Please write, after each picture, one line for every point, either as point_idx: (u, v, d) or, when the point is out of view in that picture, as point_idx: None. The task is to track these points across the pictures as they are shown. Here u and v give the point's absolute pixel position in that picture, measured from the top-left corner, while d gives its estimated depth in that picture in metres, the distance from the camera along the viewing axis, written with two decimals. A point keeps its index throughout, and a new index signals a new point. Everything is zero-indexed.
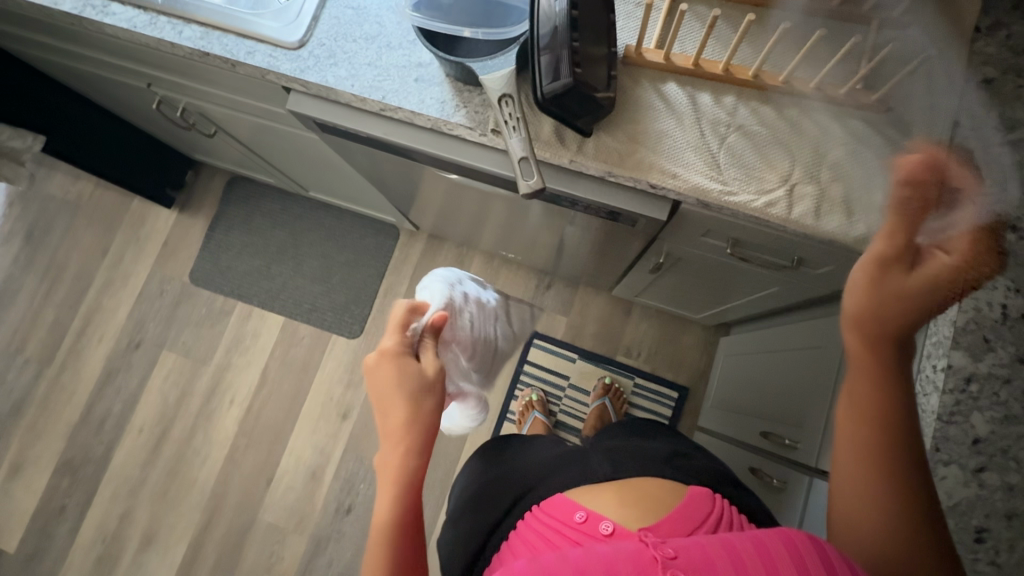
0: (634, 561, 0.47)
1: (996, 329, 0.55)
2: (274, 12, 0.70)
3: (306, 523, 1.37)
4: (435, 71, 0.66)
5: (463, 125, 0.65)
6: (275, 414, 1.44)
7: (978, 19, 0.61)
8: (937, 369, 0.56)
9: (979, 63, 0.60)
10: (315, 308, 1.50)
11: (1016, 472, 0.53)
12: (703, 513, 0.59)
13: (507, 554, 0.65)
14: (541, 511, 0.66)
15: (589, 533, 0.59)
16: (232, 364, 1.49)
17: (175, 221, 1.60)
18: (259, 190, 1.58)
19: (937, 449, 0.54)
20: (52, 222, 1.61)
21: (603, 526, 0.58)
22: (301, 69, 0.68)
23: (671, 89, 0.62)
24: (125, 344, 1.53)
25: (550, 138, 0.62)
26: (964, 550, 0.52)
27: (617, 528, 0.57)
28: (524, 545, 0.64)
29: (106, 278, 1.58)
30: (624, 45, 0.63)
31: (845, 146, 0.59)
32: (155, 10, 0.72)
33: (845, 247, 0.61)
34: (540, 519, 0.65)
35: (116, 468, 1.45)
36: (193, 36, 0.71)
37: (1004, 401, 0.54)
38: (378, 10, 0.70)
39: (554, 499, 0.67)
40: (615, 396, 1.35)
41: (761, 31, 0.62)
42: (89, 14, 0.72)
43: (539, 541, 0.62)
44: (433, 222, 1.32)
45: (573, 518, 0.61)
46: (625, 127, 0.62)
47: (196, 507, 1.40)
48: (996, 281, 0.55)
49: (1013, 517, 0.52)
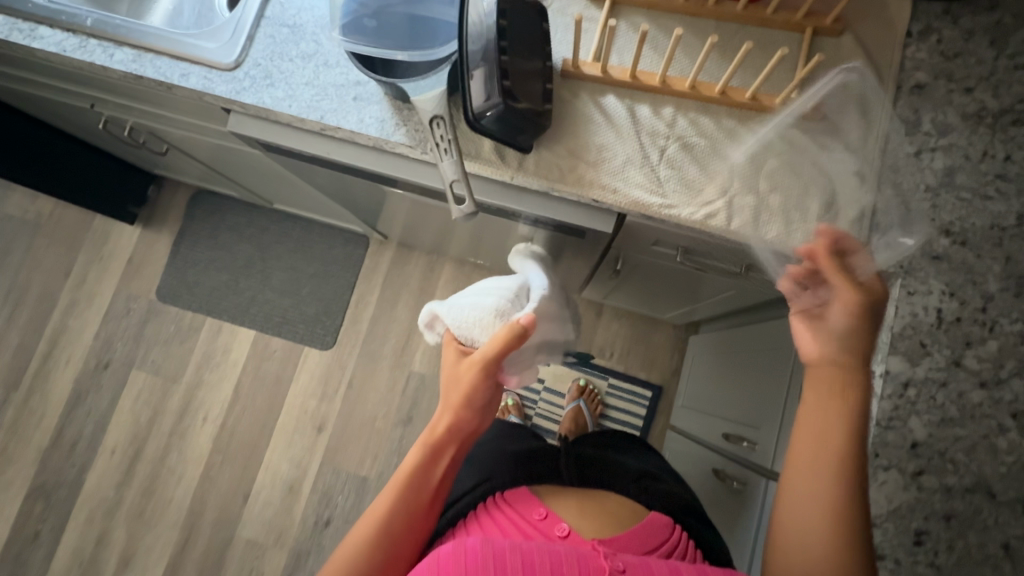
0: (583, 560, 0.50)
1: (931, 334, 0.56)
2: (211, 31, 0.68)
3: (285, 537, 1.36)
4: (374, 90, 0.65)
5: (404, 144, 0.63)
6: (250, 429, 1.43)
7: (909, 24, 0.62)
8: (876, 375, 0.57)
9: (911, 69, 0.61)
10: (286, 321, 1.48)
11: (953, 474, 0.54)
12: (659, 540, 0.61)
13: (459, 528, 0.64)
14: (502, 498, 0.66)
15: (544, 532, 0.59)
16: (204, 381, 1.47)
17: (139, 237, 1.57)
18: (224, 203, 1.56)
19: (876, 455, 0.55)
20: (12, 243, 1.57)
21: (559, 528, 0.59)
22: (237, 90, 0.67)
23: (610, 101, 0.62)
24: (94, 364, 1.51)
25: (490, 155, 0.62)
26: (904, 553, 0.53)
27: (572, 534, 0.58)
28: (478, 525, 0.62)
29: (70, 298, 1.54)
30: (561, 58, 0.62)
31: (781, 155, 0.60)
32: (85, 33, 0.70)
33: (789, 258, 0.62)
34: (498, 507, 0.65)
35: (90, 491, 1.43)
36: (125, 59, 0.69)
37: (941, 404, 0.55)
38: (314, 28, 0.68)
39: (518, 491, 0.66)
40: (590, 398, 1.35)
41: (695, 41, 0.62)
42: (17, 39, 0.70)
43: (493, 525, 0.62)
44: (400, 231, 1.30)
45: (533, 514, 0.61)
46: (565, 142, 0.62)
47: (173, 527, 1.39)
48: (930, 285, 0.57)
49: (950, 519, 0.53)
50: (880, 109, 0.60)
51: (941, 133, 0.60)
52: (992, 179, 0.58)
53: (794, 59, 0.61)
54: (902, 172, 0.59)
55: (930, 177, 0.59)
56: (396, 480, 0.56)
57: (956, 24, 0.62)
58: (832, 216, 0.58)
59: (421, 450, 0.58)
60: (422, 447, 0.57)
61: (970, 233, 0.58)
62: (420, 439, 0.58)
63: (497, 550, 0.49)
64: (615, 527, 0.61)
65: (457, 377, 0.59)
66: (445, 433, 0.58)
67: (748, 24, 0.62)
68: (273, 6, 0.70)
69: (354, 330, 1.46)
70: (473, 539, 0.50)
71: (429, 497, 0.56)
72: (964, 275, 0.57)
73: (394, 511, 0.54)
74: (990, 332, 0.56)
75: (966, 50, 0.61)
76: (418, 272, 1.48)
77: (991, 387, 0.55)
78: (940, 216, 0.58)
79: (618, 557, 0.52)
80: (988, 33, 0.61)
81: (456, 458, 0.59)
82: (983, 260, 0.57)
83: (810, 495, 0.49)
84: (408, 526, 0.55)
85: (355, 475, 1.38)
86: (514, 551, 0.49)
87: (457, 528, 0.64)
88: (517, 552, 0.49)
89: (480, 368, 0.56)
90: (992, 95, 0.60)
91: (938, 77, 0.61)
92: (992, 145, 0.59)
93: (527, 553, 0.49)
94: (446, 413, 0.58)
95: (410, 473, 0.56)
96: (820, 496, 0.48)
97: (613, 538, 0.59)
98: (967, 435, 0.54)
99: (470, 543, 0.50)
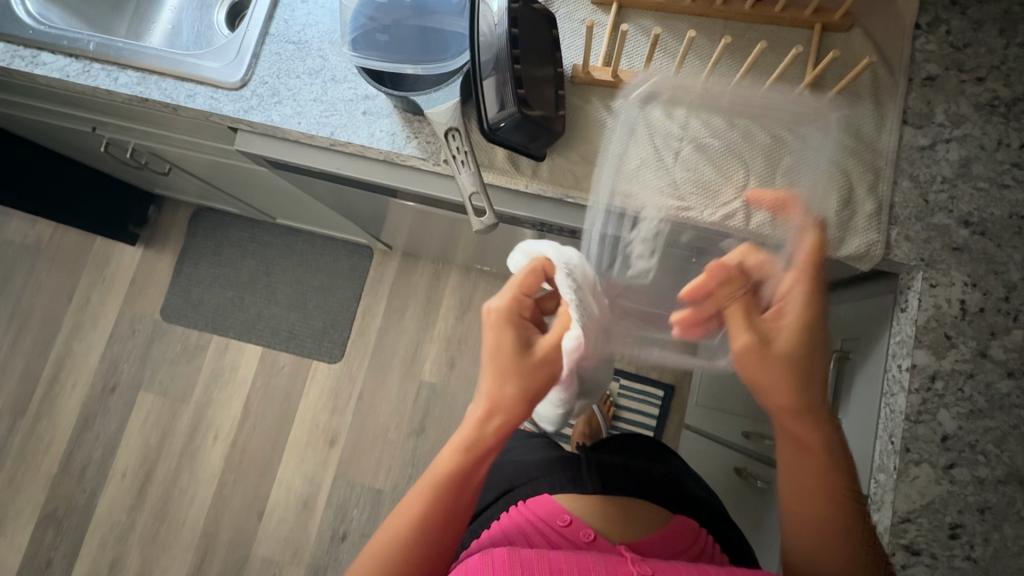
0: (611, 565, 0.51)
1: (956, 326, 0.56)
2: (214, 50, 0.67)
3: (301, 554, 1.35)
4: (383, 103, 0.64)
5: (416, 156, 0.63)
6: (261, 446, 1.42)
7: (918, 16, 0.62)
8: (902, 368, 0.57)
9: (922, 61, 0.61)
10: (292, 335, 1.47)
11: (985, 465, 0.54)
12: (684, 543, 0.64)
13: (483, 541, 0.64)
14: (526, 506, 0.66)
15: (569, 537, 0.60)
16: (213, 401, 1.46)
17: (140, 258, 1.55)
18: (225, 219, 1.54)
19: (907, 449, 0.55)
20: (13, 269, 1.56)
21: (584, 532, 0.60)
22: (245, 110, 0.66)
23: (621, 106, 0.61)
24: (100, 387, 1.49)
25: (504, 165, 0.62)
26: (939, 547, 0.54)
27: (598, 538, 0.59)
28: (502, 535, 0.63)
29: (73, 322, 1.53)
30: (571, 64, 0.61)
31: None
32: (88, 58, 0.69)
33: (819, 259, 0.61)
34: (522, 514, 0.65)
35: (102, 516, 1.41)
36: (130, 82, 0.68)
37: (969, 395, 0.55)
38: (320, 44, 0.68)
39: (539, 498, 0.67)
40: (603, 401, 1.31)
41: (707, 43, 0.62)
42: (20, 66, 0.70)
43: (516, 533, 0.62)
44: (406, 241, 1.30)
45: (555, 521, 0.62)
46: (579, 148, 0.61)
47: (188, 548, 1.38)
48: (953, 276, 0.57)
49: (985, 512, 0.53)
50: (893, 102, 0.60)
51: (955, 125, 0.59)
52: (1009, 168, 0.58)
53: (805, 56, 0.61)
54: (917, 165, 0.59)
55: (947, 169, 0.59)
56: (435, 475, 0.55)
57: (964, 14, 0.62)
58: (850, 211, 0.58)
59: (462, 451, 0.55)
60: (462, 449, 0.55)
61: (989, 223, 0.58)
62: (461, 435, 0.56)
63: (526, 559, 0.50)
64: (640, 531, 0.63)
65: (502, 351, 0.53)
66: (490, 430, 0.55)
67: (757, 22, 0.62)
68: (277, 23, 0.69)
69: (362, 342, 1.46)
70: (501, 550, 0.51)
71: (468, 497, 0.55)
72: (985, 266, 0.57)
73: (431, 508, 0.53)
74: (1015, 322, 0.56)
75: (976, 40, 0.61)
76: (424, 281, 1.47)
77: (1018, 376, 0.55)
78: (958, 207, 0.58)
79: (645, 562, 0.52)
80: (997, 22, 0.61)
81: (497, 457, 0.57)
82: (1003, 250, 0.57)
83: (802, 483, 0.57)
84: (446, 525, 0.54)
85: (369, 488, 1.37)
86: (542, 561, 0.50)
87: (483, 533, 0.66)
88: (545, 560, 0.50)
89: (517, 345, 0.53)
90: (1004, 84, 0.60)
91: (949, 68, 0.61)
92: (1007, 134, 0.59)
93: (555, 562, 0.50)
94: (493, 413, 0.54)
95: (452, 472, 0.55)
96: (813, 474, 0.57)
97: (639, 542, 0.61)
98: (997, 426, 0.55)
99: (500, 555, 0.51)
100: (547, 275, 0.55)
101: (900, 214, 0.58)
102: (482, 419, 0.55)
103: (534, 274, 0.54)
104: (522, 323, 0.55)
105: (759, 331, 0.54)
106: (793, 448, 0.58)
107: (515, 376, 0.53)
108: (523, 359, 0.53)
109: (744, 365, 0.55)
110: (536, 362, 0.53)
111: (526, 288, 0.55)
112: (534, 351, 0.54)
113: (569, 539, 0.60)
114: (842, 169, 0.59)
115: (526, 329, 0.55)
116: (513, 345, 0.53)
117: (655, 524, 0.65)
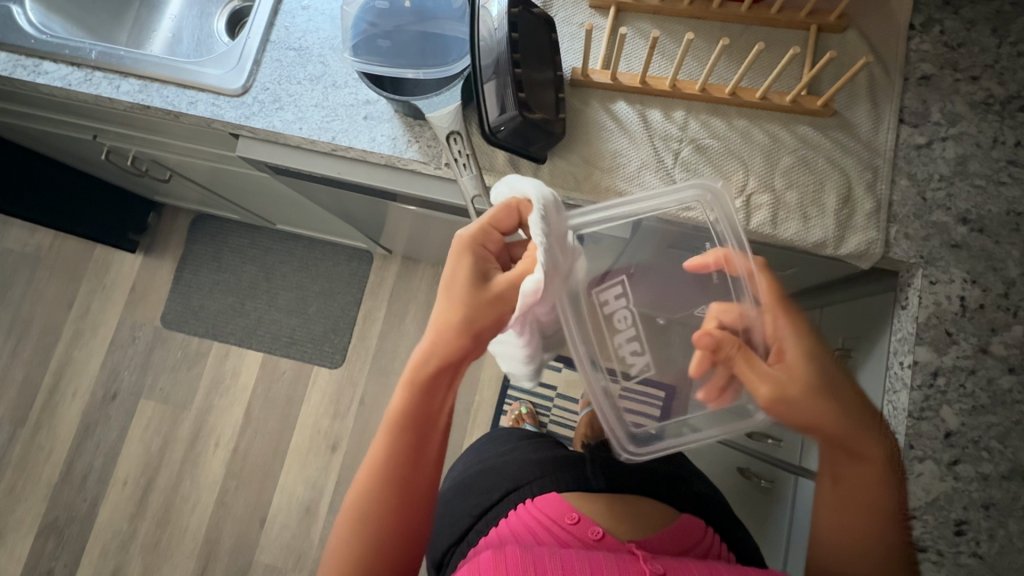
0: (621, 563, 0.51)
1: (957, 322, 0.57)
2: (215, 57, 0.68)
3: (304, 560, 1.34)
4: (384, 108, 0.65)
5: (417, 160, 0.63)
6: (263, 452, 1.41)
7: (912, 17, 0.62)
8: (904, 366, 0.57)
9: (917, 61, 0.62)
10: (293, 340, 1.47)
11: (988, 461, 0.54)
12: (692, 540, 0.64)
13: (492, 539, 0.65)
14: (533, 504, 0.66)
15: (578, 536, 0.61)
16: (214, 407, 1.45)
17: (141, 265, 1.56)
18: (225, 225, 1.55)
19: (911, 446, 0.55)
20: (13, 278, 1.56)
21: (593, 531, 0.61)
22: (246, 116, 0.67)
23: (621, 108, 0.62)
24: (101, 395, 1.49)
25: (504, 167, 0.62)
26: (945, 544, 0.54)
27: (607, 536, 0.60)
28: (510, 532, 0.64)
29: (74, 330, 1.53)
30: (570, 67, 0.62)
31: (795, 152, 0.60)
32: (90, 66, 0.69)
33: (819, 258, 0.62)
34: (530, 512, 0.66)
35: (103, 524, 1.41)
36: (132, 90, 0.69)
37: (971, 392, 0.56)
38: (320, 50, 0.68)
39: (548, 495, 0.67)
40: None
41: (705, 45, 0.63)
42: (21, 75, 0.70)
43: (525, 531, 0.63)
44: (405, 245, 1.30)
45: (564, 519, 0.63)
46: (579, 150, 0.61)
47: (190, 556, 1.37)
48: (953, 274, 0.57)
49: (990, 508, 0.54)
50: (890, 102, 0.61)
51: (951, 123, 0.60)
52: (1005, 166, 0.59)
53: (802, 57, 0.62)
54: (914, 163, 0.60)
55: (944, 167, 0.59)
56: (391, 419, 0.53)
57: (958, 13, 0.62)
58: (850, 210, 0.58)
59: (409, 388, 0.53)
60: (408, 385, 0.53)
61: (987, 220, 0.58)
62: (409, 371, 0.54)
63: (538, 557, 0.50)
64: (648, 529, 0.63)
65: (450, 284, 0.52)
66: (434, 359, 0.53)
67: (753, 24, 0.63)
68: (278, 30, 0.69)
69: (363, 346, 1.46)
70: (512, 546, 0.52)
71: (429, 429, 0.54)
72: (985, 263, 0.57)
73: (394, 449, 0.53)
74: (1015, 318, 0.56)
75: (970, 39, 0.62)
76: (425, 285, 1.47)
77: (1019, 372, 0.56)
78: (956, 204, 0.59)
79: (656, 560, 0.52)
80: (990, 22, 0.62)
81: (453, 381, 0.55)
82: (1001, 246, 0.58)
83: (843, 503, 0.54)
84: (415, 464, 0.53)
85: None
86: (553, 559, 0.50)
87: (491, 531, 0.66)
88: (556, 558, 0.50)
89: (468, 280, 0.52)
90: (998, 83, 0.60)
91: (943, 67, 0.61)
92: (1002, 132, 0.60)
93: (566, 560, 0.50)
94: (436, 342, 0.53)
95: (403, 410, 0.53)
96: (867, 492, 0.53)
97: (646, 539, 0.62)
98: (999, 422, 0.55)
99: (512, 550, 0.51)
100: (521, 216, 0.53)
101: (899, 213, 0.59)
102: (424, 351, 0.53)
103: (508, 211, 0.52)
104: (481, 256, 0.53)
105: (772, 377, 0.51)
106: (842, 461, 0.54)
107: (465, 307, 0.51)
108: (472, 291, 0.51)
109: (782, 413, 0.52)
110: (490, 297, 0.51)
111: (496, 222, 0.53)
112: (490, 286, 0.51)
113: (578, 538, 0.60)
114: (840, 168, 0.59)
115: (486, 262, 0.53)
116: (463, 278, 0.52)
117: (661, 522, 0.65)
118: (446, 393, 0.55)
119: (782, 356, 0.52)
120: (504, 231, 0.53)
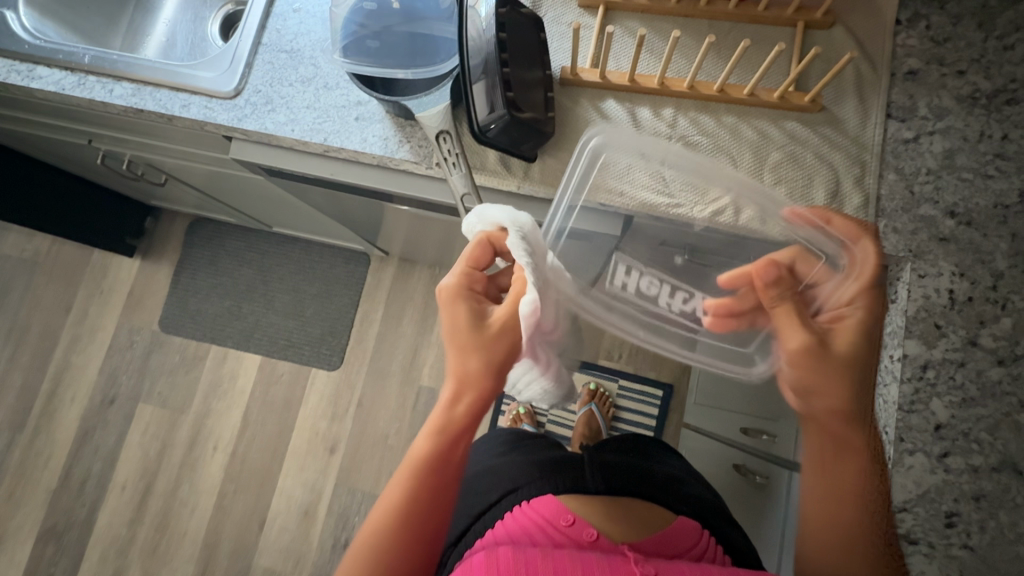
0: (614, 564, 0.51)
1: (946, 315, 0.57)
2: (208, 61, 0.68)
3: (303, 563, 1.34)
4: (375, 108, 0.65)
5: (408, 160, 0.64)
6: (261, 455, 1.41)
7: (898, 12, 0.63)
8: (894, 359, 0.57)
9: (903, 56, 0.62)
10: (291, 343, 1.47)
11: (979, 453, 0.54)
12: (688, 543, 0.64)
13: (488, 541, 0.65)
14: (529, 506, 0.67)
15: (573, 537, 0.61)
16: (212, 410, 1.46)
17: (138, 269, 1.56)
18: (222, 228, 1.55)
19: (901, 439, 0.56)
20: (11, 284, 1.57)
21: (588, 533, 0.60)
22: (238, 118, 0.67)
23: (610, 106, 0.62)
24: (99, 400, 1.49)
25: (495, 166, 0.62)
26: (937, 536, 0.54)
27: (601, 538, 0.60)
28: (505, 534, 0.64)
29: (72, 335, 1.53)
30: (560, 66, 0.62)
31: (783, 147, 0.60)
32: (83, 70, 0.70)
33: None
34: (525, 514, 0.66)
35: (102, 529, 1.41)
36: (125, 93, 0.69)
37: (961, 384, 0.56)
38: (312, 52, 0.69)
39: (543, 497, 0.67)
40: (601, 402, 1.31)
41: (692, 42, 0.63)
42: (15, 80, 0.71)
43: (520, 533, 0.63)
44: (402, 246, 1.31)
45: (559, 521, 0.63)
46: (569, 148, 0.62)
47: (189, 560, 1.37)
48: (941, 267, 0.58)
49: (980, 500, 0.54)
50: (877, 97, 0.61)
51: (938, 117, 0.60)
52: (992, 158, 0.59)
53: (789, 53, 0.62)
54: (902, 158, 0.60)
55: (931, 161, 0.60)
56: (414, 463, 0.54)
57: (944, 9, 0.63)
58: (838, 205, 0.59)
59: (434, 435, 0.54)
60: (434, 432, 0.54)
61: (974, 213, 0.59)
62: (434, 420, 0.55)
63: (530, 559, 0.50)
64: (643, 531, 0.63)
65: (456, 328, 0.53)
66: (461, 413, 0.54)
67: (740, 22, 0.63)
68: (270, 32, 0.70)
69: (360, 348, 1.46)
70: (505, 549, 0.52)
71: (450, 481, 0.54)
72: (972, 256, 0.58)
73: (414, 494, 0.53)
74: (1003, 310, 0.57)
75: (956, 34, 0.62)
76: (421, 287, 1.48)
77: (1008, 364, 0.56)
78: (944, 198, 0.59)
79: (649, 562, 0.52)
80: (975, 16, 0.62)
81: (473, 437, 0.56)
82: (989, 239, 0.58)
83: (831, 489, 0.52)
84: (429, 513, 0.53)
85: (370, 494, 1.37)
86: (545, 560, 0.50)
87: (486, 533, 0.66)
88: (548, 559, 0.50)
89: (469, 321, 0.52)
90: (984, 77, 0.61)
91: (930, 62, 0.62)
92: (989, 125, 0.60)
93: (558, 561, 0.50)
94: (461, 393, 0.53)
95: (428, 456, 0.54)
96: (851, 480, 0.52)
97: (641, 541, 0.62)
98: (989, 414, 0.55)
99: (504, 554, 0.51)
100: (495, 246, 0.54)
101: (887, 207, 0.59)
102: (450, 401, 0.54)
103: (482, 246, 0.54)
104: (472, 296, 0.54)
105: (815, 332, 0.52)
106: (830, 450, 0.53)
107: (477, 350, 0.52)
108: (476, 334, 0.52)
109: (796, 368, 0.52)
110: (491, 333, 0.52)
111: (474, 260, 0.54)
112: (489, 322, 0.52)
113: (572, 539, 0.60)
114: (828, 164, 0.60)
115: (479, 301, 0.54)
116: (464, 320, 0.52)
117: (657, 525, 0.65)
118: (463, 448, 0.55)
119: (839, 321, 0.52)
120: (484, 267, 0.55)
